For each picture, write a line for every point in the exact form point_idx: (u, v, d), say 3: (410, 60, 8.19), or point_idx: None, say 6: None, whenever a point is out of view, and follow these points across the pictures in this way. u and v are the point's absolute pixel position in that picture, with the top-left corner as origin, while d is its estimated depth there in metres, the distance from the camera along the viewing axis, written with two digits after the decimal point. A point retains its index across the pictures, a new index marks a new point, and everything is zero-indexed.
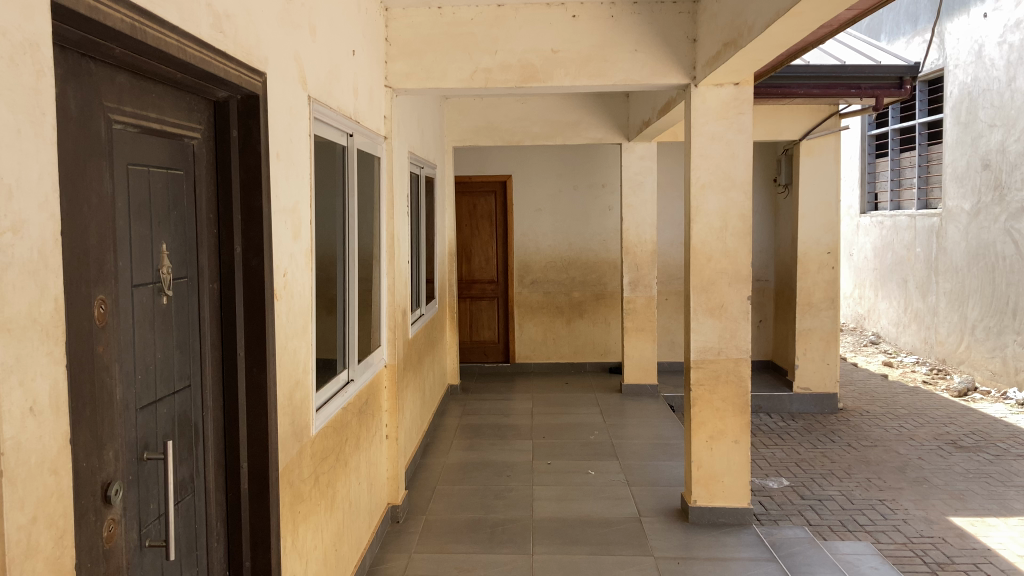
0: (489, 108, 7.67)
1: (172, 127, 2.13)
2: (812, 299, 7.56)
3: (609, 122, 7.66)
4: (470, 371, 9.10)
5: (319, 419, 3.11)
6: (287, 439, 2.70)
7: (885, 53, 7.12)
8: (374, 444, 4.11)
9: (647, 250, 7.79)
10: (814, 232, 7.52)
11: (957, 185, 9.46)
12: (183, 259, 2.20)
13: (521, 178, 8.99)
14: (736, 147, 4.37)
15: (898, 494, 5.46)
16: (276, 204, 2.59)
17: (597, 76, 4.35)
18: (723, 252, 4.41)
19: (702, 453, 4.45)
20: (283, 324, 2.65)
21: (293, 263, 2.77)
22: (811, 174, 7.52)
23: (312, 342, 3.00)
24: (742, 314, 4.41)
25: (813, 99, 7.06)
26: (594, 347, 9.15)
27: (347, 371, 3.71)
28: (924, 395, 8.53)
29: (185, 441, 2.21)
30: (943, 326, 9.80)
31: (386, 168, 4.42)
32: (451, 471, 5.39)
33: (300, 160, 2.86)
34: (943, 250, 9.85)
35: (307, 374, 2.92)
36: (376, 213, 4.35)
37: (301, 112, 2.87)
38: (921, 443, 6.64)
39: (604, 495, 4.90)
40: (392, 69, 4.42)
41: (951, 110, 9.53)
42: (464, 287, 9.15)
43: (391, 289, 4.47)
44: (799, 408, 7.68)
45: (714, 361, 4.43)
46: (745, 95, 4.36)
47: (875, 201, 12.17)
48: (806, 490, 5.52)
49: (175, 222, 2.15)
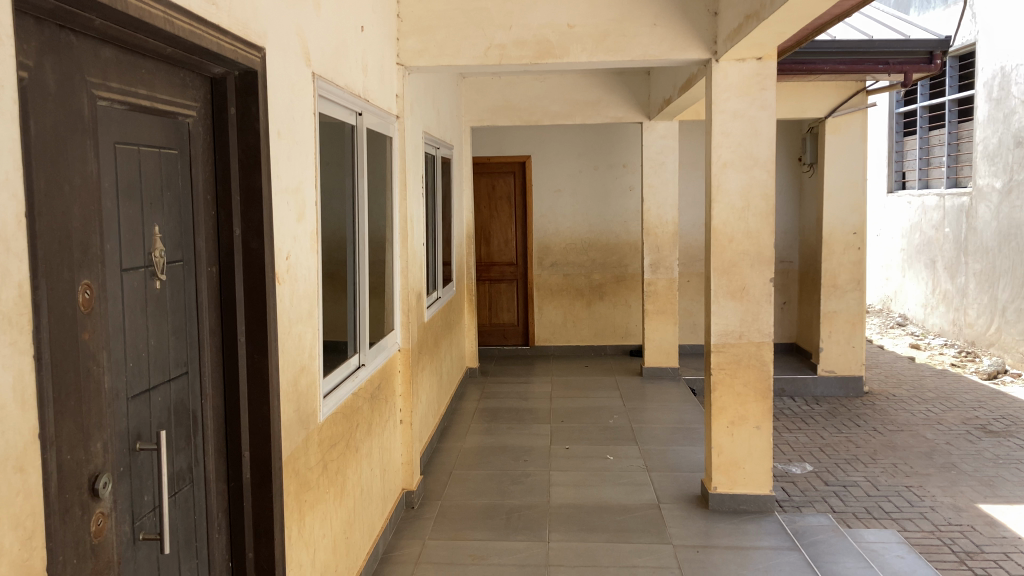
0: (507, 87, 7.54)
1: (164, 106, 2.05)
2: (838, 280, 7.38)
3: (630, 100, 7.50)
4: (489, 354, 9.02)
5: (327, 406, 3.04)
6: (292, 426, 2.63)
7: (914, 27, 6.89)
8: (386, 429, 4.04)
9: (668, 231, 7.65)
10: (839, 213, 7.34)
11: (988, 163, 9.21)
12: (178, 243, 2.12)
13: (540, 159, 8.86)
14: (759, 124, 4.23)
15: (925, 480, 5.32)
16: (278, 184, 2.50)
17: (615, 52, 4.23)
18: (745, 232, 4.27)
19: (722, 439, 4.34)
20: (285, 309, 2.57)
21: (297, 245, 2.68)
22: (837, 152, 7.33)
23: (319, 328, 2.92)
24: (764, 297, 4.29)
25: (839, 76, 6.87)
26: (615, 330, 9.05)
27: (358, 356, 3.63)
28: (952, 379, 8.35)
29: (182, 431, 2.14)
30: (972, 308, 9.58)
31: (398, 147, 4.31)
32: (466, 456, 5.32)
33: (304, 140, 2.76)
34: (973, 230, 9.61)
35: (313, 359, 2.85)
36: (387, 194, 4.25)
37: (304, 89, 2.77)
38: (949, 428, 6.47)
39: (622, 481, 4.81)
40: (404, 47, 4.30)
41: (983, 86, 9.26)
42: (483, 269, 9.03)
43: (405, 272, 4.38)
44: (823, 391, 7.54)
45: (735, 344, 4.31)
46: (769, 71, 4.21)
47: (903, 180, 11.91)
48: (831, 476, 5.39)
49: (169, 204, 2.08)
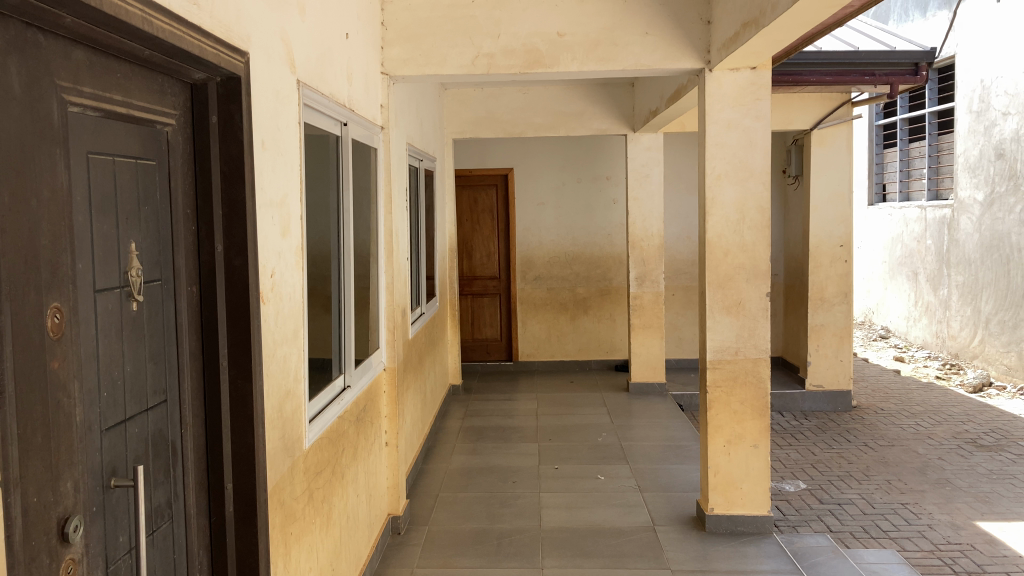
0: (490, 98, 7.43)
1: (140, 112, 1.89)
2: (825, 293, 7.31)
3: (614, 112, 7.42)
4: (472, 370, 8.88)
5: (313, 431, 2.88)
6: (277, 454, 2.47)
7: (899, 38, 6.87)
8: (373, 452, 3.89)
9: (654, 244, 7.55)
10: (826, 225, 7.28)
11: (969, 175, 9.22)
12: (156, 261, 1.97)
13: (523, 172, 8.74)
14: (754, 135, 4.13)
15: (920, 497, 5.23)
16: (262, 197, 2.35)
17: (607, 61, 4.12)
18: (740, 245, 4.17)
19: (719, 459, 4.22)
20: (270, 330, 2.41)
21: (282, 262, 2.53)
22: (823, 164, 7.27)
23: (304, 349, 2.77)
24: (761, 312, 4.18)
25: (824, 87, 6.82)
26: (600, 345, 8.93)
27: (342, 377, 3.47)
28: (938, 391, 8.31)
29: (161, 464, 1.98)
30: (955, 320, 9.57)
31: (383, 158, 4.17)
32: (453, 477, 5.16)
33: (288, 151, 2.61)
34: (955, 242, 9.61)
35: (298, 382, 2.68)
36: (372, 207, 4.11)
37: (289, 97, 2.62)
38: (940, 443, 6.40)
39: (615, 503, 4.67)
40: (388, 55, 4.17)
41: (963, 98, 9.28)
42: (465, 283, 8.92)
43: (391, 287, 4.23)
44: (811, 406, 7.45)
45: (731, 361, 4.20)
46: (764, 80, 4.12)
47: (883, 192, 11.94)
48: (825, 493, 5.29)
49: (146, 219, 1.92)
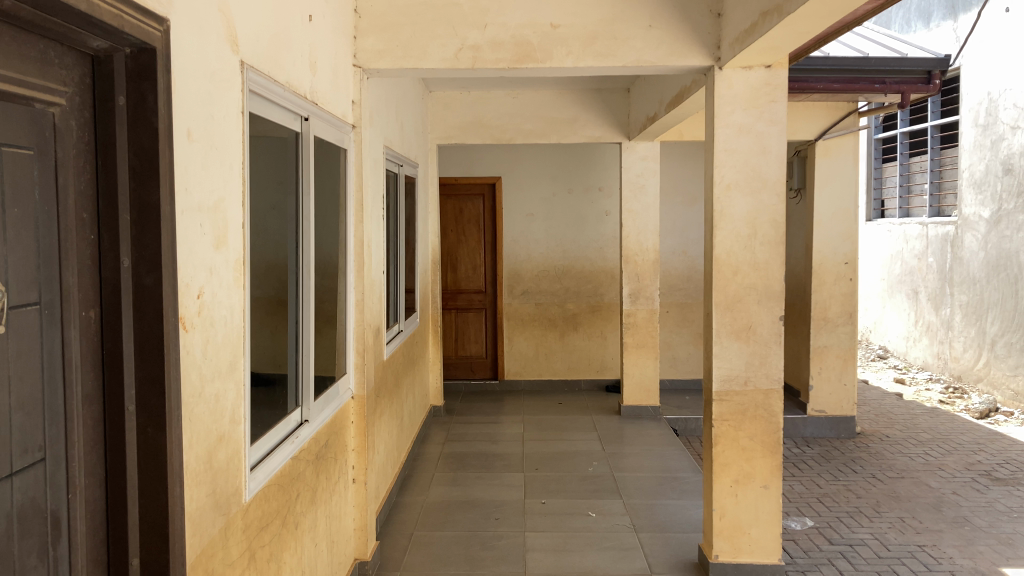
0: (477, 102, 7.00)
1: (7, 86, 1.45)
2: (828, 313, 6.92)
3: (608, 118, 7.02)
4: (455, 389, 8.43)
5: (255, 481, 2.41)
6: (204, 515, 2.01)
7: (909, 45, 6.47)
8: (336, 491, 3.43)
9: (649, 259, 7.13)
10: (831, 241, 6.88)
11: (974, 191, 8.85)
12: (32, 278, 1.52)
13: (512, 181, 8.33)
14: (769, 141, 3.72)
15: (938, 538, 4.80)
16: (185, 200, 1.88)
17: (605, 56, 3.70)
18: (751, 263, 3.75)
19: (725, 501, 3.79)
20: (194, 364, 1.95)
21: (214, 281, 2.07)
22: (828, 177, 6.87)
23: (245, 382, 2.32)
24: (773, 337, 3.76)
25: (832, 95, 6.44)
26: (589, 363, 8.49)
27: (299, 412, 2.97)
28: (944, 417, 7.91)
29: (34, 543, 1.52)
30: (958, 341, 9.20)
31: (354, 162, 3.73)
32: (430, 513, 4.71)
33: (227, 146, 2.16)
34: (958, 260, 9.25)
35: (235, 425, 2.23)
36: (340, 216, 3.66)
37: (229, 81, 2.17)
38: (953, 475, 5.98)
39: (608, 545, 4.23)
40: (362, 46, 3.72)
41: (968, 112, 8.93)
42: (449, 297, 8.47)
43: (361, 306, 3.78)
44: (814, 432, 7.04)
45: (740, 392, 3.78)
46: (780, 80, 3.71)
47: (881, 208, 11.59)
48: (834, 533, 4.86)
49: (14, 225, 1.47)
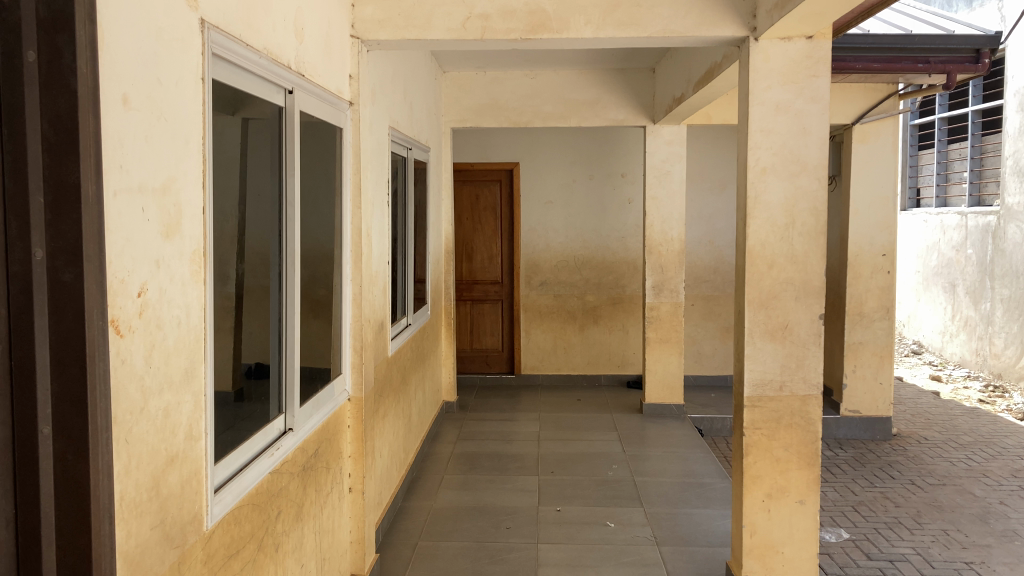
0: (493, 83, 6.66)
1: None
2: (864, 308, 6.53)
3: (631, 101, 6.66)
4: (469, 383, 8.13)
5: (220, 505, 2.11)
6: (148, 550, 1.70)
7: (956, 22, 6.04)
8: (327, 504, 3.13)
9: (674, 249, 6.77)
10: (867, 231, 6.48)
11: (1018, 180, 8.38)
12: None
13: (529, 167, 7.99)
14: (809, 120, 3.35)
15: (986, 554, 4.42)
16: (120, 179, 1.57)
17: (628, 26, 3.35)
18: (789, 255, 3.40)
19: (757, 516, 3.45)
20: (134, 375, 1.64)
21: (161, 275, 1.75)
22: (864, 164, 6.46)
23: (207, 391, 2.01)
24: (812, 337, 3.41)
25: (871, 77, 6.02)
26: (610, 358, 8.15)
27: (282, 419, 2.68)
28: (986, 417, 7.51)
29: None
30: (998, 337, 8.76)
31: (352, 142, 3.40)
32: (435, 521, 4.40)
33: (180, 117, 1.84)
34: (1000, 252, 8.79)
35: (192, 443, 1.93)
36: (336, 201, 3.33)
37: (185, 42, 1.86)
38: (998, 483, 5.59)
39: (627, 560, 3.90)
40: (360, 14, 3.38)
41: (1014, 95, 8.40)
42: (464, 289, 8.17)
43: (360, 300, 3.45)
44: (846, 434, 6.67)
45: (774, 399, 3.44)
46: (822, 53, 3.34)
47: (917, 197, 11.13)
48: (873, 547, 4.50)
49: None
